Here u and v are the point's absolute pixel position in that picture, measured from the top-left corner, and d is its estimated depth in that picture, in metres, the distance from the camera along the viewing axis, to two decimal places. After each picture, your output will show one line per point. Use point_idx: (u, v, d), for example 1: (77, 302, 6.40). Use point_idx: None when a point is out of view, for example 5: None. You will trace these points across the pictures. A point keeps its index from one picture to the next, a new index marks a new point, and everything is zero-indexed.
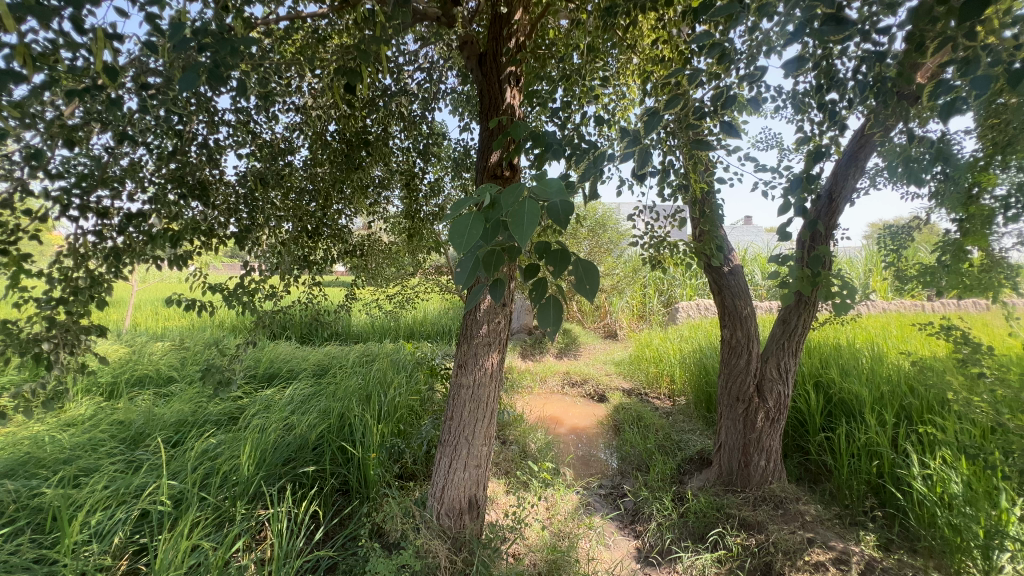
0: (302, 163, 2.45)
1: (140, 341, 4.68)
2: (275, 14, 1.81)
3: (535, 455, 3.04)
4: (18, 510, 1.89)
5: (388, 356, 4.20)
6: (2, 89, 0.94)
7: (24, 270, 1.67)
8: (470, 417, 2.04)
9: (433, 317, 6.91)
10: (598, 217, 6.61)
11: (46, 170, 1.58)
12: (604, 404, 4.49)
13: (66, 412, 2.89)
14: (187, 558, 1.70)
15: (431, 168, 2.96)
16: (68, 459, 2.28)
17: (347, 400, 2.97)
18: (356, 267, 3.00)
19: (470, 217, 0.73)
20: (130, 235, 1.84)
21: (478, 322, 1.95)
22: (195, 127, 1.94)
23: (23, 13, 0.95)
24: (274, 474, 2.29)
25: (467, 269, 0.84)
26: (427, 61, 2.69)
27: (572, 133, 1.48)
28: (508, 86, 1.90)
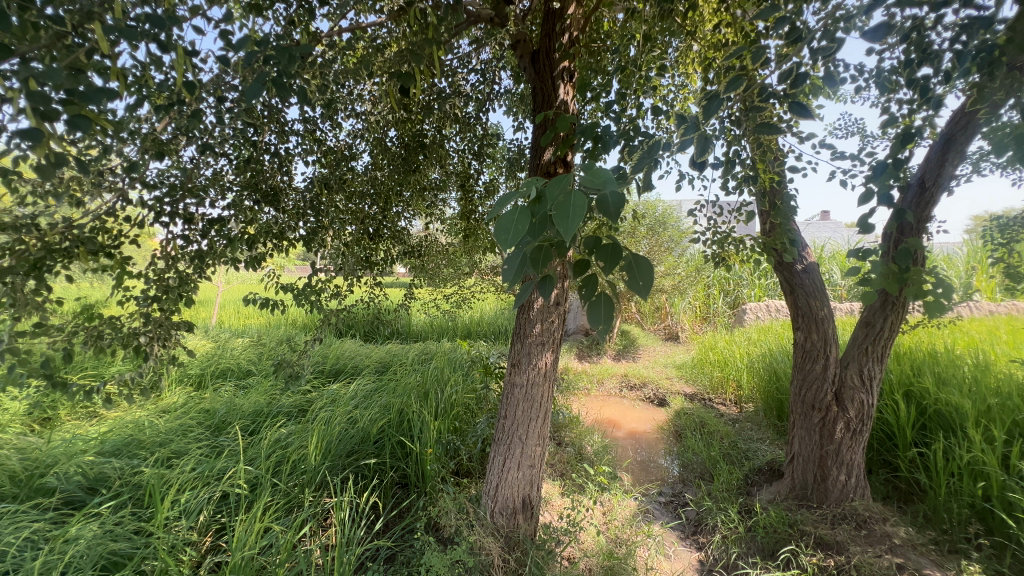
0: (364, 167, 2.53)
1: (224, 337, 5.07)
2: (336, 26, 1.88)
3: (592, 459, 2.96)
4: (122, 484, 2.09)
5: (445, 355, 4.26)
6: (98, 105, 1.03)
7: (124, 271, 1.84)
8: (524, 417, 2.00)
9: (489, 317, 6.97)
10: (657, 215, 6.36)
11: (142, 181, 1.74)
12: (665, 409, 4.31)
13: (162, 399, 3.18)
14: (260, 539, 1.79)
15: (486, 169, 2.96)
16: (163, 442, 2.49)
17: (406, 396, 3.05)
18: (415, 267, 3.07)
19: (516, 214, 0.69)
20: (212, 238, 1.97)
21: (531, 321, 1.91)
22: (266, 137, 2.05)
23: (114, 35, 1.03)
24: (338, 465, 2.39)
25: (514, 266, 0.80)
26: (482, 62, 2.69)
27: (629, 125, 1.38)
28: (561, 82, 1.86)
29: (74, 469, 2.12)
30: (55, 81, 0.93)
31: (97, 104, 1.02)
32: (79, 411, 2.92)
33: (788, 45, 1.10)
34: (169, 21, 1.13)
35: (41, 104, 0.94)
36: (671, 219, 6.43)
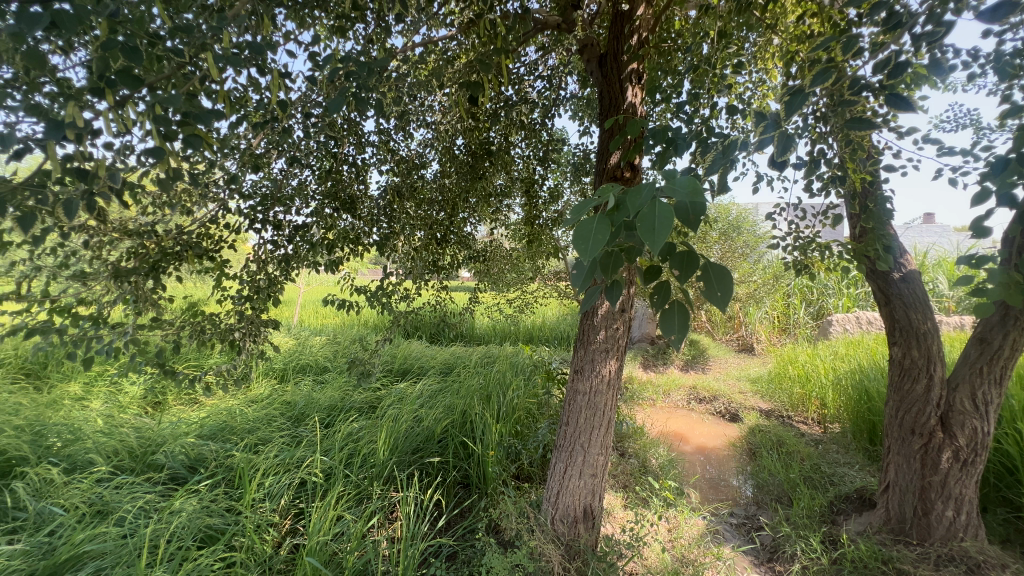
0: (433, 175, 2.62)
1: (304, 335, 5.46)
2: (410, 41, 1.98)
3: (656, 472, 2.85)
4: (217, 465, 2.32)
5: (507, 359, 4.31)
6: (208, 126, 1.16)
7: (223, 273, 2.04)
8: (586, 424, 1.97)
9: (552, 322, 6.95)
10: (731, 219, 6.02)
11: (239, 192, 1.92)
12: (737, 424, 4.06)
13: (251, 390, 3.49)
14: (333, 526, 1.90)
15: (551, 174, 2.97)
16: (251, 429, 2.73)
17: (469, 398, 3.11)
18: (479, 272, 3.12)
19: (596, 223, 0.68)
20: (296, 244, 2.14)
21: (595, 327, 1.88)
22: (346, 149, 2.19)
23: (223, 64, 1.16)
24: (405, 461, 2.49)
25: (584, 271, 0.79)
26: (548, 68, 2.71)
27: (702, 127, 1.31)
28: (629, 85, 1.80)
29: (178, 449, 2.38)
30: (175, 106, 1.06)
31: (207, 126, 1.15)
32: (183, 397, 3.27)
33: (886, 32, 1.00)
34: (267, 48, 1.25)
35: (163, 127, 1.08)
36: (747, 222, 6.08)
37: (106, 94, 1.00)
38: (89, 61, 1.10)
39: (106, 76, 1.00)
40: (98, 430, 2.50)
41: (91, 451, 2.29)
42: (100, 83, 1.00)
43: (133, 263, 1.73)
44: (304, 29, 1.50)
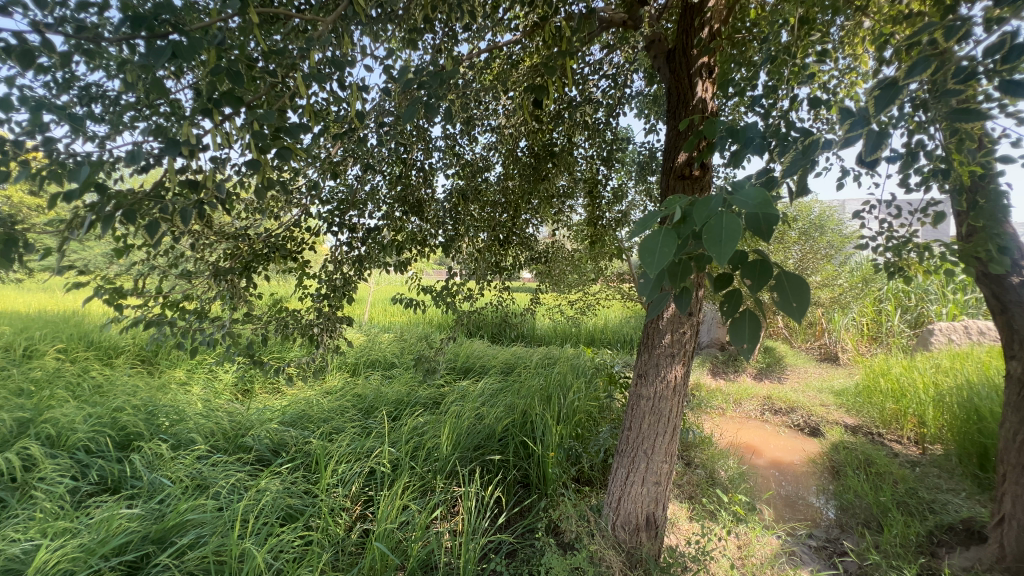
0: (497, 178, 2.68)
1: (374, 331, 5.76)
2: (477, 48, 2.03)
3: (725, 485, 2.71)
4: (297, 451, 2.51)
5: (568, 361, 4.28)
6: (296, 139, 1.27)
7: (305, 273, 2.21)
8: (649, 430, 1.92)
9: (614, 325, 6.82)
10: (813, 217, 5.58)
11: (319, 197, 2.08)
12: (817, 439, 3.76)
13: (326, 382, 3.74)
14: (399, 514, 1.99)
15: (615, 173, 2.92)
16: (326, 418, 2.93)
17: (530, 398, 3.13)
18: (540, 273, 3.13)
19: (661, 235, 0.67)
20: (369, 245, 2.27)
21: (660, 331, 1.83)
22: (415, 155, 2.29)
23: (309, 81, 1.27)
24: (467, 457, 2.56)
25: (651, 281, 0.79)
26: (613, 67, 2.67)
27: (779, 121, 1.24)
28: (699, 79, 1.74)
29: (264, 433, 2.61)
30: (270, 122, 1.18)
31: (295, 139, 1.26)
32: (268, 386, 3.58)
33: (1000, 7, 0.88)
34: (346, 63, 1.35)
35: (260, 141, 1.21)
36: (831, 221, 5.61)
37: (213, 113, 1.13)
38: (198, 85, 1.25)
39: (213, 97, 1.13)
40: (198, 412, 2.79)
41: (192, 431, 2.56)
42: (208, 104, 1.13)
43: (228, 263, 1.92)
44: (378, 43, 1.59)
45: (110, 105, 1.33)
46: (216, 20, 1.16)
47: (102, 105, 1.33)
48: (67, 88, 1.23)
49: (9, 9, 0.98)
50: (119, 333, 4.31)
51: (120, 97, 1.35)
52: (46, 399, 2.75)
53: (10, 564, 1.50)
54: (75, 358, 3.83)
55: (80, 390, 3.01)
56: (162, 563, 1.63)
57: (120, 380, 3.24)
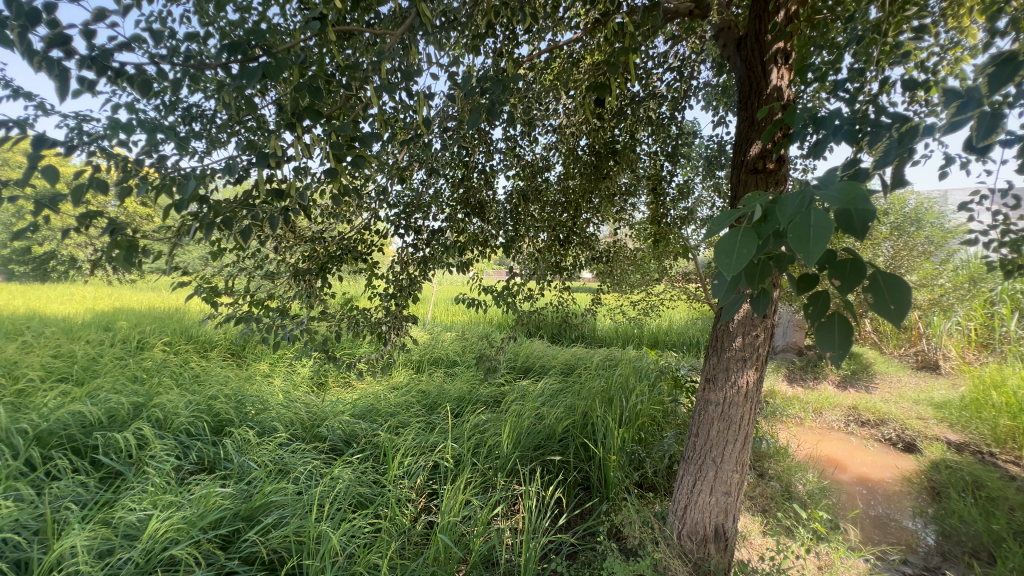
0: (557, 178, 2.67)
1: (437, 330, 5.95)
2: (538, 49, 2.04)
3: (803, 500, 2.52)
4: (367, 442, 2.65)
5: (629, 363, 4.18)
6: (369, 147, 1.35)
7: (373, 274, 2.33)
8: (718, 437, 1.83)
9: (679, 327, 6.56)
10: (907, 210, 5.04)
11: (387, 202, 2.18)
12: (913, 456, 3.40)
13: (393, 377, 3.92)
14: (462, 509, 2.05)
15: (680, 169, 2.81)
16: (393, 413, 3.08)
17: (590, 400, 3.09)
18: (601, 273, 3.08)
19: (739, 235, 0.64)
20: (433, 247, 2.35)
21: (730, 334, 1.74)
22: (476, 157, 2.34)
23: (379, 92, 1.34)
24: (527, 456, 2.58)
25: (727, 283, 0.75)
26: (679, 58, 2.57)
27: (868, 107, 1.14)
28: (773, 67, 1.64)
29: (337, 424, 2.77)
30: (346, 133, 1.27)
31: (368, 147, 1.34)
32: (340, 380, 3.81)
33: None
34: (413, 72, 1.41)
35: (338, 150, 1.30)
36: (930, 214, 5.04)
37: (297, 126, 1.23)
38: (282, 101, 1.36)
39: (297, 112, 1.23)
40: (280, 403, 3.02)
41: (275, 420, 2.78)
42: (293, 118, 1.23)
43: (306, 265, 2.07)
44: (442, 50, 1.65)
45: (207, 122, 1.48)
46: (298, 40, 1.26)
47: (200, 123, 1.48)
48: (174, 110, 1.39)
49: (131, 44, 1.12)
50: (214, 328, 4.77)
51: (216, 115, 1.50)
52: (155, 386, 3.10)
53: (128, 530, 1.71)
54: (178, 350, 4.28)
55: (182, 378, 3.36)
56: (251, 539, 1.79)
57: (214, 371, 3.58)
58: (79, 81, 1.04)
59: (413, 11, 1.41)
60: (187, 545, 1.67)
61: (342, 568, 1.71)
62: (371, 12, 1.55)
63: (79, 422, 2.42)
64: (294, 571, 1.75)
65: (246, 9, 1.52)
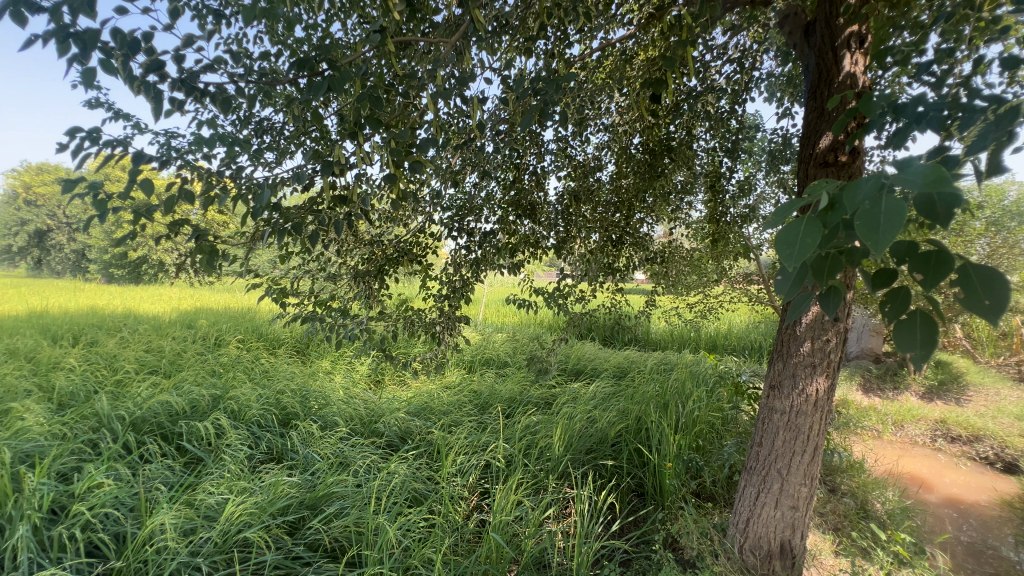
0: (609, 177, 2.62)
1: (489, 331, 6.03)
2: (590, 48, 2.02)
3: (881, 519, 2.32)
4: (421, 440, 2.73)
5: (685, 367, 4.03)
6: (425, 152, 1.39)
7: (428, 275, 2.40)
8: (784, 448, 1.72)
9: (739, 330, 6.25)
10: (1007, 203, 4.52)
11: (441, 205, 2.23)
12: (1014, 478, 3.04)
13: (446, 377, 4.01)
14: (514, 509, 2.06)
15: (740, 165, 2.68)
16: (446, 411, 3.15)
17: (644, 404, 3.01)
18: (655, 274, 2.99)
19: (802, 224, 0.59)
20: (485, 249, 2.39)
21: (797, 338, 1.63)
22: (528, 159, 2.35)
23: (435, 98, 1.38)
24: (579, 459, 2.55)
25: (792, 278, 0.70)
26: (739, 50, 2.45)
27: (960, 89, 1.03)
28: (846, 52, 1.52)
29: (393, 421, 2.88)
30: (405, 139, 1.32)
31: (424, 152, 1.38)
32: (396, 378, 3.94)
33: None
34: (467, 78, 1.44)
35: (396, 157, 1.35)
36: None
37: (359, 135, 1.30)
38: (343, 112, 1.44)
39: (360, 121, 1.29)
40: (341, 398, 3.18)
41: (336, 414, 2.93)
42: (356, 127, 1.30)
43: (366, 267, 2.16)
44: (495, 55, 1.67)
45: (276, 134, 1.58)
46: (360, 54, 1.33)
47: (271, 135, 1.59)
48: (248, 124, 1.50)
49: (214, 66, 1.23)
50: (282, 327, 5.09)
51: (284, 127, 1.60)
52: (231, 380, 3.35)
53: (208, 512, 1.85)
54: (250, 347, 4.61)
55: (253, 373, 3.61)
56: (315, 527, 1.89)
57: (282, 368, 3.82)
58: (170, 102, 1.14)
59: (466, 18, 1.43)
60: (258, 529, 1.80)
61: (398, 560, 1.76)
62: (426, 22, 1.60)
63: (166, 411, 2.66)
64: (354, 560, 1.83)
65: (312, 27, 1.61)
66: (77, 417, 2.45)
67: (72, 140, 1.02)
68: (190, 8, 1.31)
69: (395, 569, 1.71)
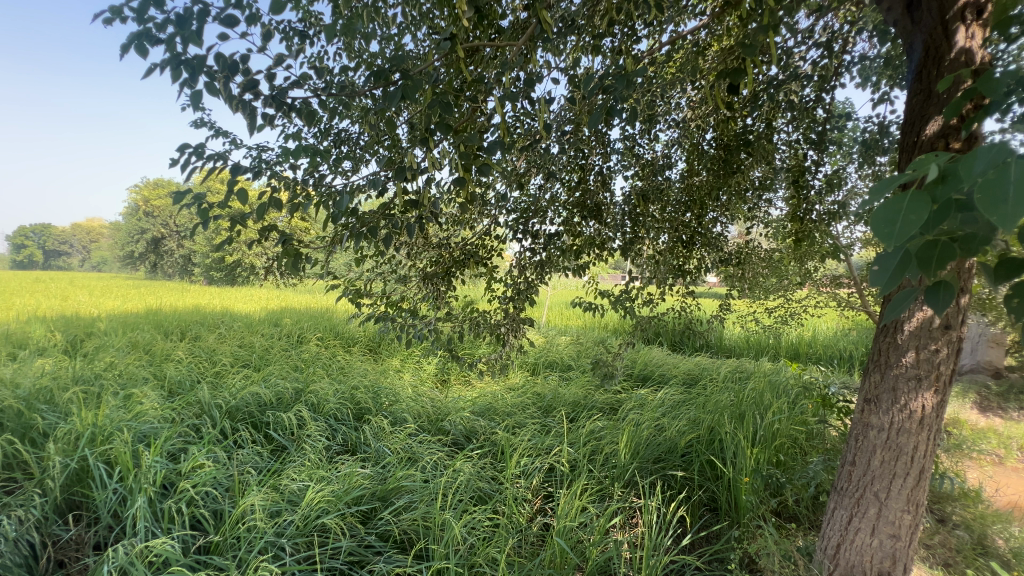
0: (679, 176, 2.48)
1: (552, 334, 6.00)
2: (659, 42, 1.94)
3: (1007, 559, 2.01)
4: (485, 440, 2.76)
5: (764, 376, 3.76)
6: (491, 155, 1.40)
7: (493, 277, 2.42)
8: (882, 469, 1.53)
9: (826, 338, 5.73)
10: None
11: (506, 208, 2.25)
12: None
13: (510, 378, 4.03)
14: (578, 515, 2.01)
15: (828, 158, 2.46)
16: (510, 413, 3.16)
17: (717, 414, 2.84)
18: (729, 276, 2.80)
19: (904, 200, 0.51)
20: (550, 251, 2.37)
21: (898, 349, 1.43)
22: (593, 160, 2.30)
23: (501, 102, 1.38)
24: (646, 468, 2.45)
25: (891, 268, 0.60)
26: (828, 32, 2.24)
27: None
28: (960, 25, 1.30)
29: (458, 420, 2.94)
30: (473, 143, 1.33)
31: (491, 154, 1.39)
32: (461, 378, 4.03)
33: None
34: (533, 80, 1.44)
35: (465, 160, 1.37)
36: None
37: (429, 141, 1.33)
38: (415, 119, 1.49)
39: (430, 127, 1.32)
40: (409, 396, 3.29)
41: (405, 411, 3.04)
42: (427, 133, 1.33)
43: (434, 269, 2.23)
44: (561, 54, 1.65)
45: (353, 144, 1.67)
46: (430, 63, 1.37)
47: (348, 145, 1.68)
48: (327, 136, 1.59)
49: (300, 82, 1.31)
50: (356, 326, 5.39)
51: (359, 137, 1.68)
52: (311, 375, 3.59)
53: (292, 496, 1.99)
54: (329, 345, 4.92)
55: (331, 369, 3.84)
56: (385, 517, 1.97)
57: (356, 365, 4.04)
58: (263, 118, 1.24)
59: (533, 20, 1.43)
60: (335, 516, 1.90)
61: (463, 557, 1.78)
62: (492, 28, 1.61)
63: (256, 401, 2.91)
64: (421, 552, 1.88)
65: (385, 41, 1.69)
66: (183, 403, 2.73)
67: (182, 156, 1.14)
68: (279, 31, 1.42)
69: (460, 565, 1.73)
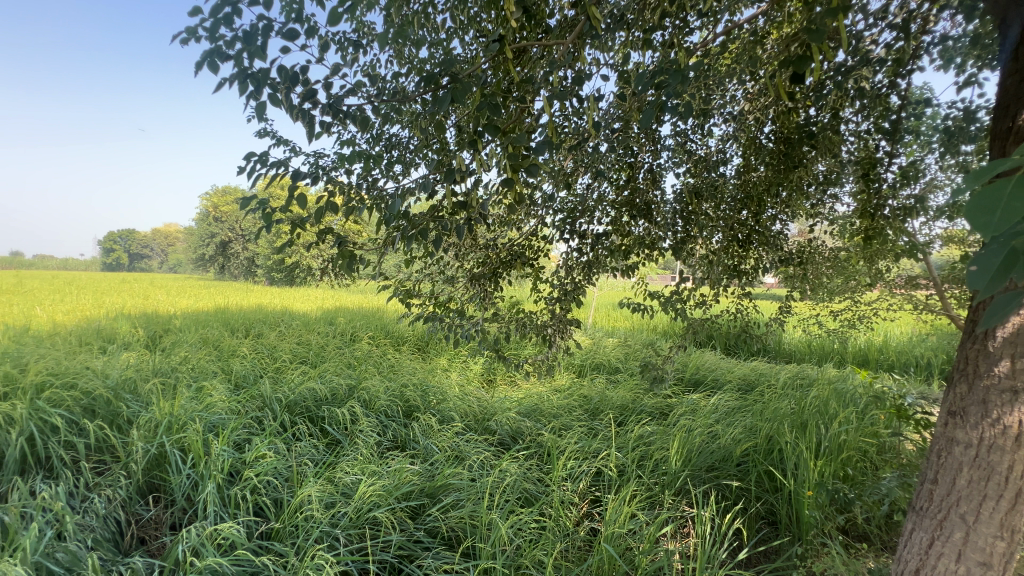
0: (735, 172, 2.35)
1: (599, 335, 5.90)
2: (713, 32, 1.85)
3: None
4: (531, 442, 2.74)
5: (828, 383, 3.52)
6: (540, 155, 1.38)
7: (539, 278, 2.40)
8: (974, 488, 1.29)
9: (900, 344, 5.29)
10: None
11: (552, 208, 2.22)
12: None
13: (555, 379, 4.00)
14: (627, 522, 1.95)
15: (905, 148, 2.25)
16: (556, 415, 3.13)
17: (777, 423, 2.67)
18: (790, 277, 2.64)
19: (1008, 187, 0.42)
20: (597, 251, 2.32)
21: (991, 356, 1.25)
22: (643, 157, 2.22)
23: (551, 101, 1.36)
24: (699, 477, 2.35)
25: (992, 270, 0.49)
26: (905, 11, 2.05)
27: None
28: None
29: (505, 420, 2.94)
30: (522, 143, 1.32)
31: (539, 154, 1.37)
32: (507, 379, 4.03)
33: None
34: (583, 78, 1.41)
35: (514, 160, 1.36)
36: None
37: (479, 142, 1.33)
38: (464, 121, 1.49)
39: (479, 128, 1.31)
40: (456, 395, 3.33)
41: (452, 410, 3.07)
42: (476, 134, 1.33)
43: (481, 270, 2.24)
44: (610, 51, 1.61)
45: (403, 149, 1.70)
46: (479, 65, 1.37)
47: (398, 149, 1.71)
48: (379, 141, 1.63)
49: (354, 90, 1.35)
50: (405, 326, 5.54)
51: (409, 142, 1.72)
52: (363, 372, 3.72)
53: (345, 489, 2.05)
54: (380, 343, 5.08)
55: (382, 367, 3.97)
56: (433, 514, 2.00)
57: (406, 363, 4.14)
58: (320, 124, 1.28)
59: (582, 17, 1.40)
60: (386, 509, 1.94)
61: (510, 558, 1.77)
62: (539, 28, 1.59)
63: (313, 396, 3.04)
64: (468, 551, 1.89)
65: (434, 45, 1.70)
66: (247, 396, 2.90)
67: (248, 163, 1.20)
68: (335, 42, 1.47)
69: (507, 566, 1.73)
